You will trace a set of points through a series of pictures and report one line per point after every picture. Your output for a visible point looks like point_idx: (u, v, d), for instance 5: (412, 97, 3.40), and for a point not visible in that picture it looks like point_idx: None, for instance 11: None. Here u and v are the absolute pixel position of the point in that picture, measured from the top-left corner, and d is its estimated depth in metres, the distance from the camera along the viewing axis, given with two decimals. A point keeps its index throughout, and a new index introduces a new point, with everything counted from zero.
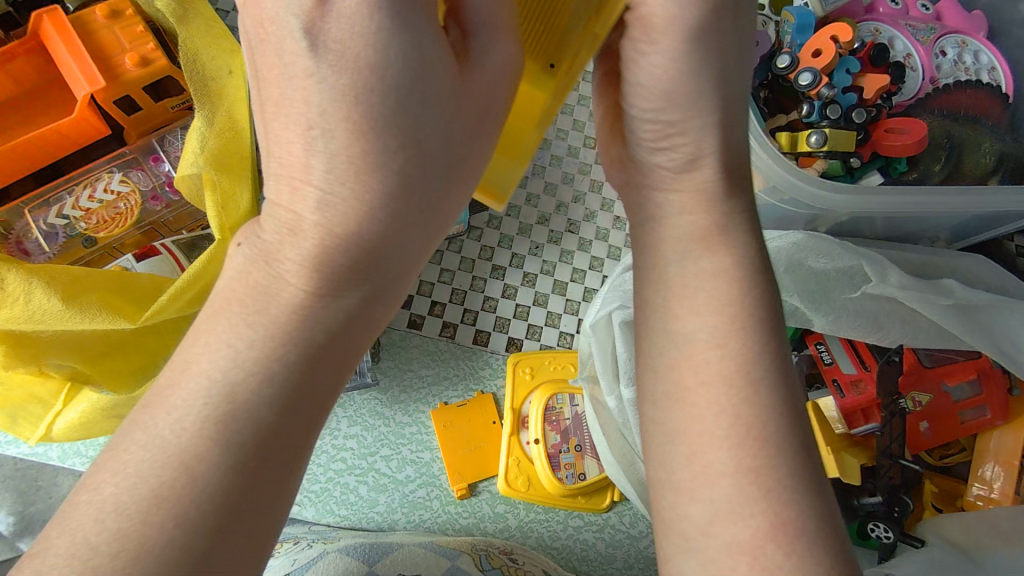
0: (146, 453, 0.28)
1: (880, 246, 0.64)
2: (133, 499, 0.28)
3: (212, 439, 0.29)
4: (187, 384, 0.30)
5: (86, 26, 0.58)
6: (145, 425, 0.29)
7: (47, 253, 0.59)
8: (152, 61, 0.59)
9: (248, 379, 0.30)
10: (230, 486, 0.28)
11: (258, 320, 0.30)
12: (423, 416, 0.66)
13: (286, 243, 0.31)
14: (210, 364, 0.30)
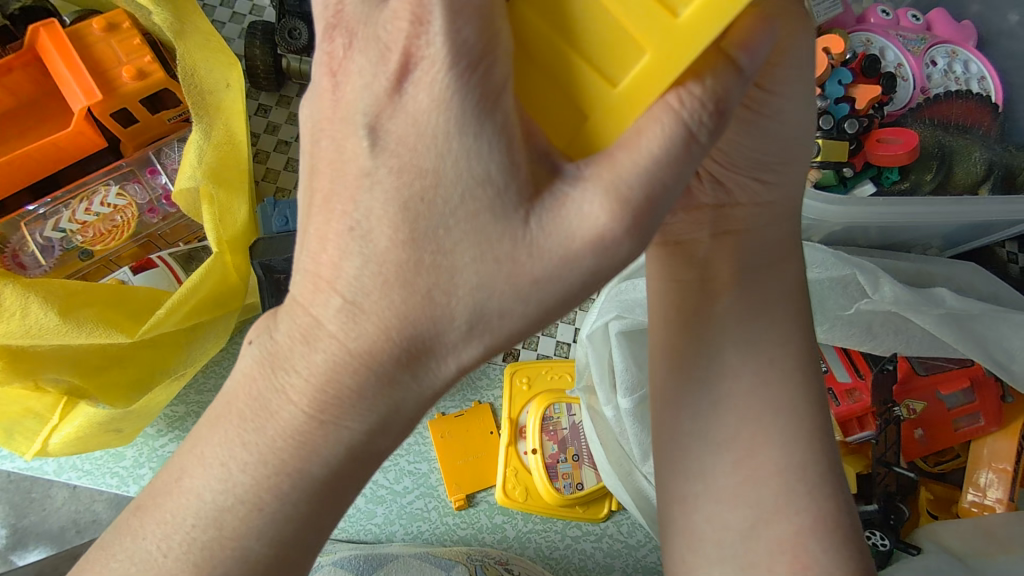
0: (183, 524, 0.30)
1: (874, 254, 0.64)
2: (173, 563, 0.30)
3: (248, 527, 0.30)
4: (210, 471, 0.30)
5: (82, 40, 0.59)
6: (182, 492, 0.31)
7: (43, 266, 0.59)
8: (149, 75, 0.59)
9: (273, 483, 0.30)
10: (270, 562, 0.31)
11: (268, 433, 0.30)
12: (421, 427, 0.66)
13: (297, 352, 0.29)
14: (228, 463, 0.30)
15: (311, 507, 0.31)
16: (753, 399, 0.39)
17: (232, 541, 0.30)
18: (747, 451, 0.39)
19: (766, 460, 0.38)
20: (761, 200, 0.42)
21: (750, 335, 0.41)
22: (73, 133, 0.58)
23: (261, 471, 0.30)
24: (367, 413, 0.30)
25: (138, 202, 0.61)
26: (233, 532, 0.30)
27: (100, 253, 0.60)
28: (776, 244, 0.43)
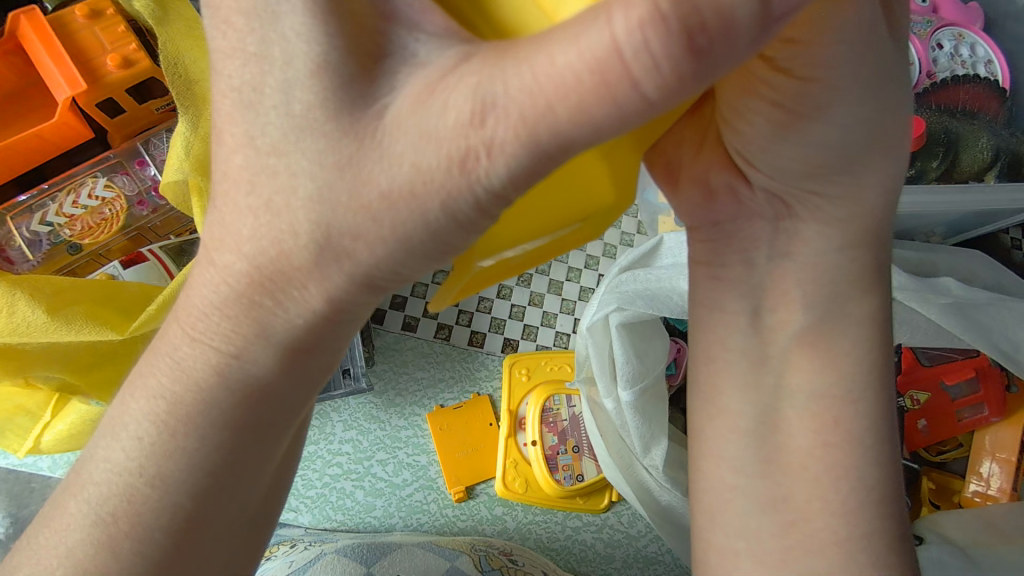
0: (102, 484, 0.28)
1: (879, 244, 0.63)
2: (98, 523, 0.28)
3: (169, 466, 0.28)
4: (127, 421, 0.28)
5: (65, 27, 0.57)
6: (101, 451, 0.29)
7: (31, 261, 0.57)
8: (135, 63, 0.57)
9: (191, 414, 0.28)
10: (193, 506, 0.28)
11: (184, 370, 0.28)
12: (418, 420, 0.65)
13: (205, 276, 0.27)
14: (143, 408, 0.28)
15: (237, 440, 0.28)
16: (771, 397, 0.38)
17: (133, 495, 0.28)
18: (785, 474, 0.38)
19: (796, 468, 0.37)
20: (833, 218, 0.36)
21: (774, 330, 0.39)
22: (58, 124, 0.57)
23: (160, 410, 0.28)
24: (276, 340, 0.27)
25: (127, 194, 0.60)
26: (138, 483, 0.28)
27: (90, 247, 0.59)
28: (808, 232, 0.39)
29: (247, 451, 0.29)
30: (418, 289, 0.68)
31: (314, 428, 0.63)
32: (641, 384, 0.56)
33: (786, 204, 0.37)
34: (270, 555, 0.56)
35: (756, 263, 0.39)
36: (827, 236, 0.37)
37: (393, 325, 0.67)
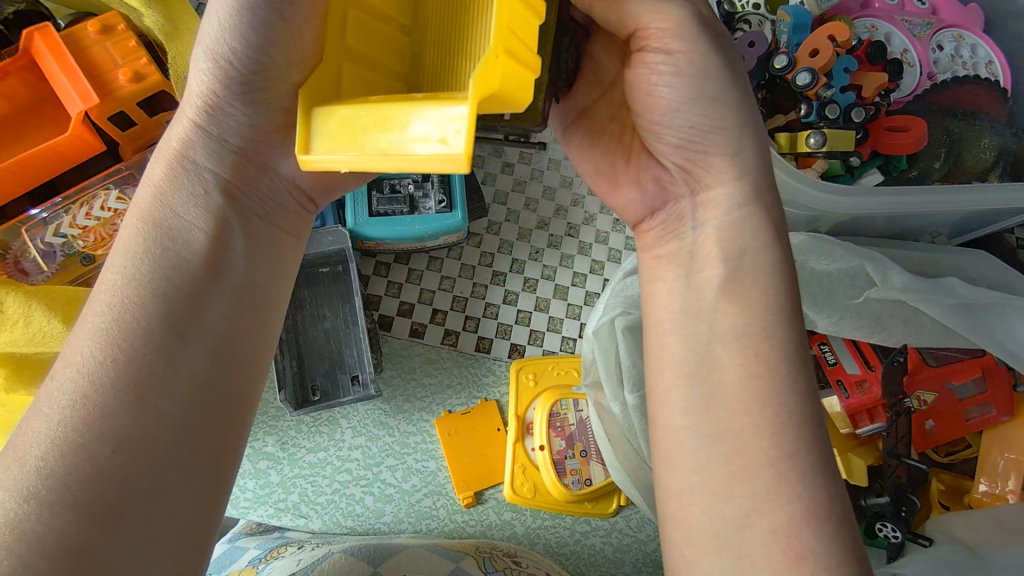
0: (64, 404, 0.31)
1: (883, 245, 0.64)
2: (63, 436, 0.30)
3: (132, 371, 0.32)
4: (75, 352, 0.33)
5: (76, 43, 0.57)
6: (44, 389, 0.32)
7: (46, 272, 0.59)
8: (146, 77, 0.58)
9: (128, 328, 0.33)
10: (158, 403, 0.32)
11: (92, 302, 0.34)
12: (427, 425, 0.66)
13: (127, 227, 0.37)
14: (77, 343, 0.33)
15: (185, 336, 0.34)
16: (720, 353, 0.39)
17: (95, 399, 0.31)
18: (740, 435, 0.36)
19: (758, 440, 0.36)
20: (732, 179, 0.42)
21: (733, 308, 0.40)
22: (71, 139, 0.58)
23: (100, 332, 0.33)
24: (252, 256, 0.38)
25: None
26: (100, 388, 0.32)
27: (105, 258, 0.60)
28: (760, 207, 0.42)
29: (204, 354, 0.35)
30: (424, 295, 0.69)
31: (323, 435, 0.64)
32: None
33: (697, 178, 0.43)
34: (277, 556, 0.54)
35: (719, 250, 0.41)
36: (744, 201, 0.41)
37: (401, 331, 0.68)
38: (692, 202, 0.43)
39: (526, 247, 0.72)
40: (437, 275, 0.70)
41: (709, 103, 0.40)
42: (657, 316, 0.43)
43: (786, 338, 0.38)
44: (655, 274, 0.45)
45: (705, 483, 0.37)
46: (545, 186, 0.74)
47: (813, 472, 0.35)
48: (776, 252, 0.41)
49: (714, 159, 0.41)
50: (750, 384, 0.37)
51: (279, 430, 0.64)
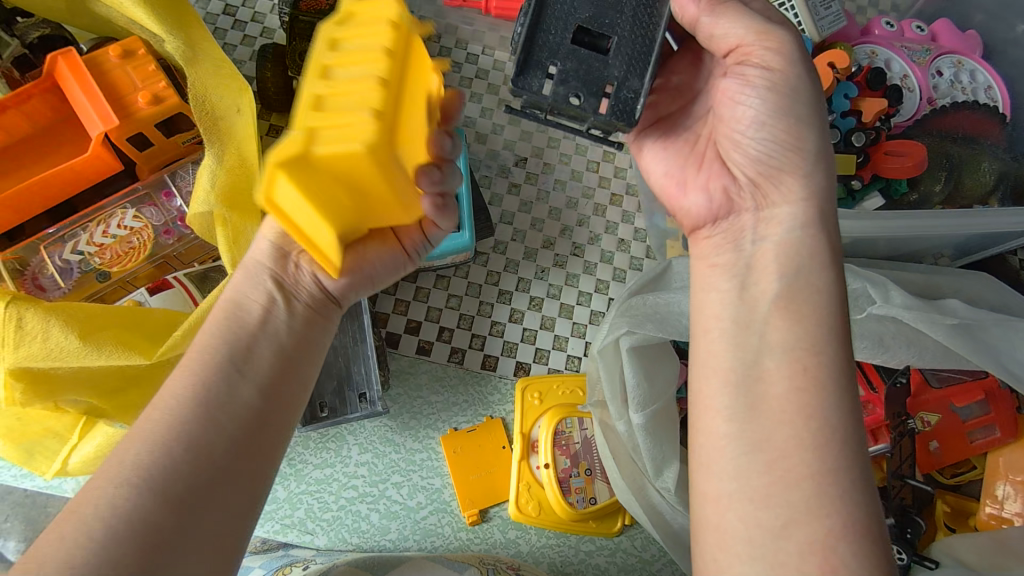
0: (153, 434, 0.38)
1: (885, 266, 0.64)
2: (152, 458, 0.36)
3: (210, 412, 0.39)
4: (162, 398, 0.40)
5: (99, 67, 0.60)
6: (133, 429, 0.38)
7: (62, 288, 0.60)
8: (164, 99, 0.60)
9: (213, 377, 0.41)
10: (229, 437, 0.39)
11: (182, 363, 0.42)
12: (433, 442, 0.66)
13: (212, 311, 0.45)
14: (170, 390, 0.40)
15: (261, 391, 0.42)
16: (768, 365, 0.40)
17: (184, 432, 0.38)
18: (782, 446, 0.38)
19: (800, 452, 0.37)
20: (796, 196, 0.44)
21: (786, 322, 0.41)
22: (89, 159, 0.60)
23: (189, 384, 0.40)
24: (310, 333, 0.46)
25: (154, 223, 0.63)
26: (184, 422, 0.38)
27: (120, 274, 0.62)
28: (810, 233, 0.44)
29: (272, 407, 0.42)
30: (432, 313, 0.70)
31: (331, 451, 0.65)
32: (653, 406, 0.58)
33: (764, 192, 0.45)
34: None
35: (777, 263, 0.43)
36: (806, 222, 0.44)
37: (408, 348, 0.69)
38: (755, 216, 0.46)
39: (532, 266, 0.73)
40: (445, 293, 0.71)
41: (790, 121, 0.44)
42: (706, 325, 0.44)
43: (836, 352, 0.39)
44: (706, 283, 0.46)
45: (744, 490, 0.37)
46: (552, 206, 0.75)
47: (851, 485, 0.36)
48: (831, 276, 0.42)
49: (785, 176, 0.45)
50: (794, 397, 0.39)
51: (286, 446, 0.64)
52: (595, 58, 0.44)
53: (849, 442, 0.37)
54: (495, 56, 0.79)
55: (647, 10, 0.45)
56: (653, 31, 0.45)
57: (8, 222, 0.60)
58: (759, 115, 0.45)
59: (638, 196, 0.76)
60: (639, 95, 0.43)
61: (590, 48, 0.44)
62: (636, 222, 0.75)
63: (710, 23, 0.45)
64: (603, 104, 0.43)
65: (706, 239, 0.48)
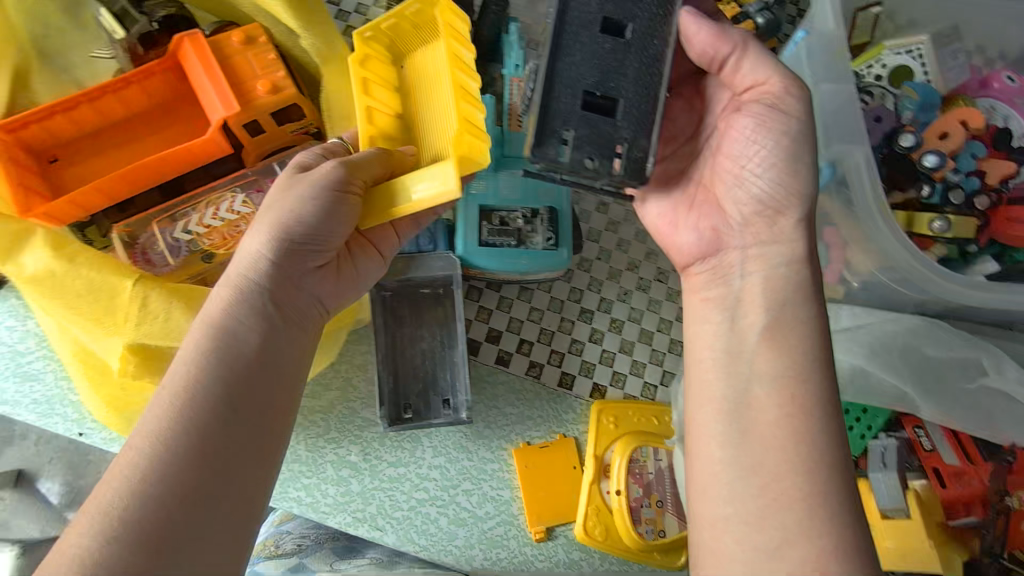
0: (131, 471, 0.40)
1: (986, 333, 0.63)
2: (132, 495, 0.39)
3: (186, 442, 0.41)
4: (141, 435, 0.42)
5: (222, 51, 0.60)
6: (115, 468, 0.41)
7: (170, 265, 0.60)
8: (283, 90, 0.60)
9: (186, 410, 0.43)
10: (206, 462, 0.42)
11: (159, 398, 0.43)
12: (505, 454, 0.67)
13: (186, 341, 0.46)
14: (146, 426, 0.42)
15: (233, 410, 0.44)
16: (758, 393, 0.47)
17: (162, 466, 0.40)
18: (775, 471, 0.44)
19: (792, 476, 0.43)
20: (781, 236, 0.50)
21: (773, 352, 0.47)
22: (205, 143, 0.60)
23: (162, 419, 0.42)
24: (279, 342, 0.48)
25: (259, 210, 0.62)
26: (160, 458, 0.41)
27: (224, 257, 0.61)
28: (799, 270, 0.50)
29: (250, 425, 0.44)
30: (513, 324, 0.70)
31: (405, 451, 0.66)
32: None
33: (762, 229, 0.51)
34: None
35: (763, 298, 0.50)
36: (794, 260, 0.50)
37: (487, 357, 0.69)
38: (743, 252, 0.52)
39: (616, 287, 0.73)
40: (527, 306, 0.71)
41: (795, 166, 0.50)
42: (701, 352, 0.51)
43: (821, 384, 0.46)
44: (702, 315, 0.52)
45: (738, 513, 0.44)
46: (639, 229, 0.75)
47: (835, 507, 0.42)
48: (812, 307, 0.49)
49: (780, 218, 0.50)
50: (785, 423, 0.45)
51: (363, 440, 0.66)
52: (602, 120, 0.48)
53: (829, 466, 0.43)
54: None
55: (649, 70, 0.49)
56: (657, 91, 0.49)
57: (117, 193, 0.61)
58: (768, 157, 0.50)
59: None
60: (647, 156, 0.48)
61: (598, 112, 0.48)
62: None
63: (733, 66, 0.52)
64: (616, 163, 0.47)
65: (695, 274, 0.55)
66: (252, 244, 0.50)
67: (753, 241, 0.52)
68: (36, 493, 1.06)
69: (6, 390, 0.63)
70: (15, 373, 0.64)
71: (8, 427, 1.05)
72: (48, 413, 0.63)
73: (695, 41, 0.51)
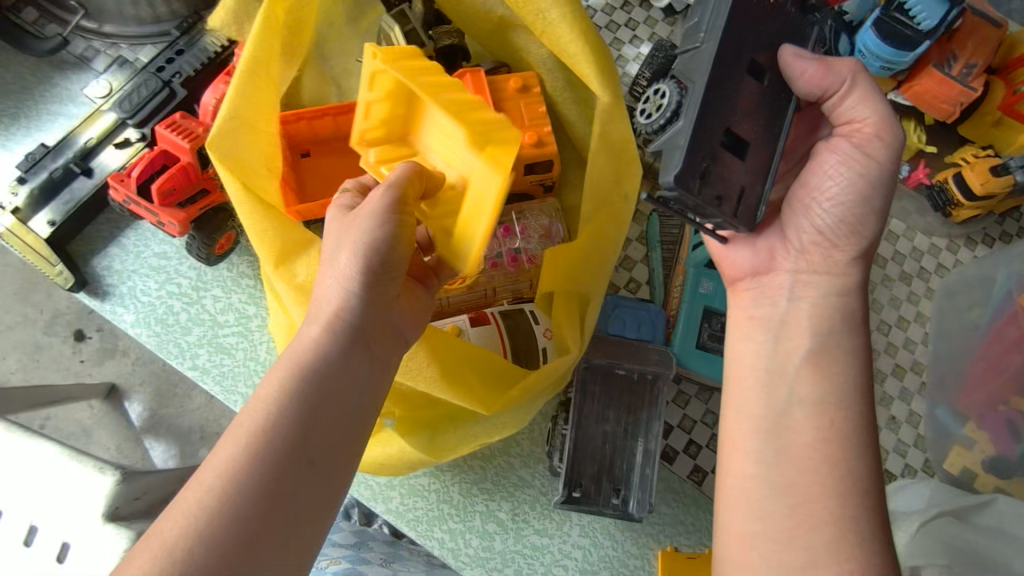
0: (198, 502, 0.38)
1: None
2: (202, 529, 0.37)
3: (257, 476, 0.39)
4: (212, 467, 0.40)
5: (498, 94, 0.60)
6: (184, 500, 0.38)
7: None
8: (546, 144, 0.60)
9: (257, 443, 0.40)
10: (274, 497, 0.39)
11: (235, 430, 0.41)
12: (650, 553, 0.64)
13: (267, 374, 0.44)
14: (222, 459, 0.40)
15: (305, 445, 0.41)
16: (796, 415, 0.45)
17: (228, 503, 0.38)
18: (808, 491, 0.42)
19: (825, 499, 0.41)
20: (834, 269, 0.48)
21: (814, 378, 0.45)
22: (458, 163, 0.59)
23: (237, 451, 0.40)
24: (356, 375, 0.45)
25: (488, 255, 0.61)
26: (230, 493, 0.38)
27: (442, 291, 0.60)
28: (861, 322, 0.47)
29: (323, 463, 0.41)
30: (685, 421, 0.68)
31: (553, 522, 0.64)
32: None
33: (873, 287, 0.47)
34: None
35: (808, 323, 0.47)
36: (841, 289, 0.48)
37: None
38: (792, 276, 0.49)
39: None
40: (703, 406, 0.68)
41: (864, 209, 0.47)
42: (741, 374, 0.48)
43: (862, 411, 0.44)
44: (745, 333, 0.50)
45: (767, 531, 0.42)
46: None
47: (869, 548, 0.39)
48: (860, 339, 0.47)
49: (836, 251, 0.47)
50: (820, 447, 0.43)
51: (515, 499, 0.64)
52: (736, 163, 0.43)
53: (865, 494, 0.41)
54: None
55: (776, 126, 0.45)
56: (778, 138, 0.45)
57: None
58: (839, 190, 0.47)
59: (922, 376, 0.70)
60: (761, 203, 0.44)
61: (733, 151, 0.43)
62: (913, 403, 0.69)
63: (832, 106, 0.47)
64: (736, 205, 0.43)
65: (744, 290, 0.52)
66: (335, 283, 0.46)
67: (807, 266, 0.49)
68: (121, 409, 1.10)
69: (198, 356, 0.65)
70: (211, 343, 0.65)
71: (113, 341, 1.11)
72: (230, 389, 0.64)
73: (806, 80, 0.45)
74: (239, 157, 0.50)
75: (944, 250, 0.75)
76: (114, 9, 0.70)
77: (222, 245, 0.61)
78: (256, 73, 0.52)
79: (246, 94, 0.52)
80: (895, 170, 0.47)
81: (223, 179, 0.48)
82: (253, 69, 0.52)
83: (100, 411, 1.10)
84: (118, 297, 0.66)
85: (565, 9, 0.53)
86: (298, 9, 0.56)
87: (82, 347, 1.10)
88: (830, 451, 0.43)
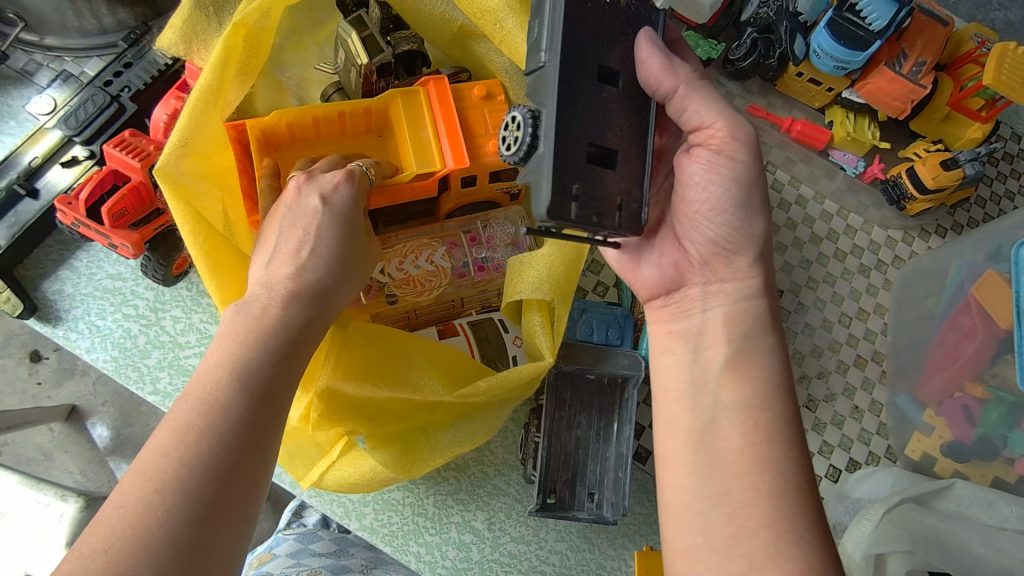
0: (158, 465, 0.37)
1: None
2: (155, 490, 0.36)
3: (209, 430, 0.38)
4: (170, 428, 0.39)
5: (462, 102, 0.59)
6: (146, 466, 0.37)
7: (360, 301, 0.58)
8: None
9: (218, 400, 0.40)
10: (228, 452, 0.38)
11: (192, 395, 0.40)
12: (626, 553, 0.64)
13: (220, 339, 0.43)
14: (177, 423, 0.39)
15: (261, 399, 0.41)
16: (724, 423, 0.44)
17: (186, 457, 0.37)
18: (741, 496, 0.42)
19: (758, 502, 0.41)
20: (741, 274, 0.48)
21: (735, 382, 0.45)
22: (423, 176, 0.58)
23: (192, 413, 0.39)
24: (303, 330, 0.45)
25: (456, 266, 0.61)
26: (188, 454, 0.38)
27: (409, 303, 0.60)
28: (780, 329, 0.47)
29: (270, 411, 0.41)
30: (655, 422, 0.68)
31: (530, 528, 0.63)
32: None
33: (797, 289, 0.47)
34: None
35: (725, 332, 0.47)
36: (749, 294, 0.47)
37: None
38: (703, 289, 0.49)
39: None
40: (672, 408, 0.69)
41: (746, 212, 0.46)
42: (667, 386, 0.48)
43: (783, 412, 0.44)
44: (664, 346, 0.50)
45: (709, 540, 0.42)
46: (796, 348, 0.73)
47: (809, 536, 0.40)
48: (776, 336, 0.47)
49: (731, 257, 0.47)
50: (749, 452, 0.43)
51: (490, 508, 0.64)
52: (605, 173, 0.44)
53: (801, 492, 0.42)
54: (775, 174, 0.79)
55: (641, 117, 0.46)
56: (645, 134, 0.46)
57: None
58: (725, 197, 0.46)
59: (883, 365, 0.73)
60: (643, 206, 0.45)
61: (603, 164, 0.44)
62: (875, 392, 0.72)
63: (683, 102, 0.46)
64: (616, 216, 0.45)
65: (660, 308, 0.51)
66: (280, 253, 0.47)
67: (715, 278, 0.48)
68: (85, 431, 1.06)
69: (159, 379, 0.62)
70: (172, 365, 0.62)
71: (72, 361, 1.06)
72: None
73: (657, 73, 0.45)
74: (186, 183, 0.50)
75: (900, 242, 0.78)
76: (54, 21, 0.67)
77: (181, 264, 0.59)
78: (210, 100, 0.51)
79: (197, 119, 0.51)
80: (761, 168, 0.47)
81: (171, 208, 0.48)
82: (206, 97, 0.51)
83: (61, 433, 1.06)
84: (71, 322, 0.63)
85: (522, 17, 0.54)
86: (259, 33, 0.54)
87: (39, 367, 1.06)
88: (764, 453, 0.43)
